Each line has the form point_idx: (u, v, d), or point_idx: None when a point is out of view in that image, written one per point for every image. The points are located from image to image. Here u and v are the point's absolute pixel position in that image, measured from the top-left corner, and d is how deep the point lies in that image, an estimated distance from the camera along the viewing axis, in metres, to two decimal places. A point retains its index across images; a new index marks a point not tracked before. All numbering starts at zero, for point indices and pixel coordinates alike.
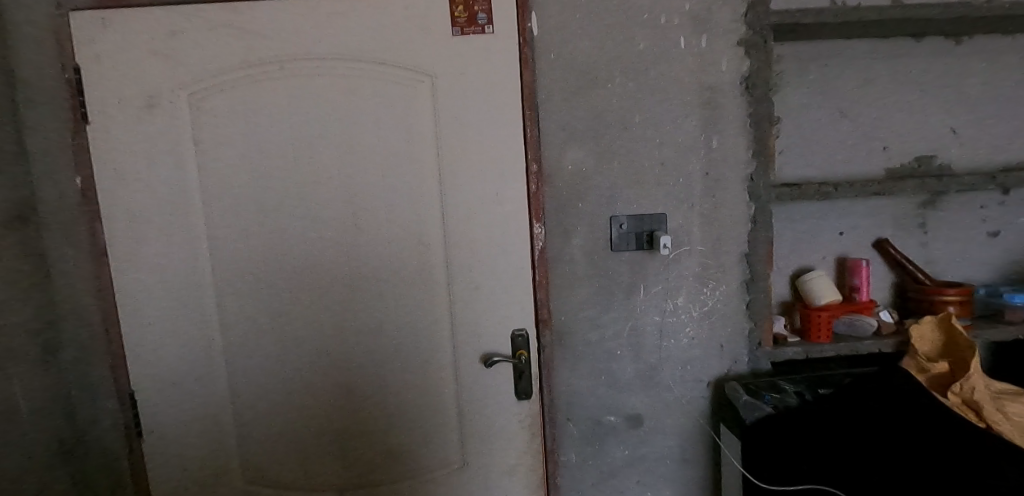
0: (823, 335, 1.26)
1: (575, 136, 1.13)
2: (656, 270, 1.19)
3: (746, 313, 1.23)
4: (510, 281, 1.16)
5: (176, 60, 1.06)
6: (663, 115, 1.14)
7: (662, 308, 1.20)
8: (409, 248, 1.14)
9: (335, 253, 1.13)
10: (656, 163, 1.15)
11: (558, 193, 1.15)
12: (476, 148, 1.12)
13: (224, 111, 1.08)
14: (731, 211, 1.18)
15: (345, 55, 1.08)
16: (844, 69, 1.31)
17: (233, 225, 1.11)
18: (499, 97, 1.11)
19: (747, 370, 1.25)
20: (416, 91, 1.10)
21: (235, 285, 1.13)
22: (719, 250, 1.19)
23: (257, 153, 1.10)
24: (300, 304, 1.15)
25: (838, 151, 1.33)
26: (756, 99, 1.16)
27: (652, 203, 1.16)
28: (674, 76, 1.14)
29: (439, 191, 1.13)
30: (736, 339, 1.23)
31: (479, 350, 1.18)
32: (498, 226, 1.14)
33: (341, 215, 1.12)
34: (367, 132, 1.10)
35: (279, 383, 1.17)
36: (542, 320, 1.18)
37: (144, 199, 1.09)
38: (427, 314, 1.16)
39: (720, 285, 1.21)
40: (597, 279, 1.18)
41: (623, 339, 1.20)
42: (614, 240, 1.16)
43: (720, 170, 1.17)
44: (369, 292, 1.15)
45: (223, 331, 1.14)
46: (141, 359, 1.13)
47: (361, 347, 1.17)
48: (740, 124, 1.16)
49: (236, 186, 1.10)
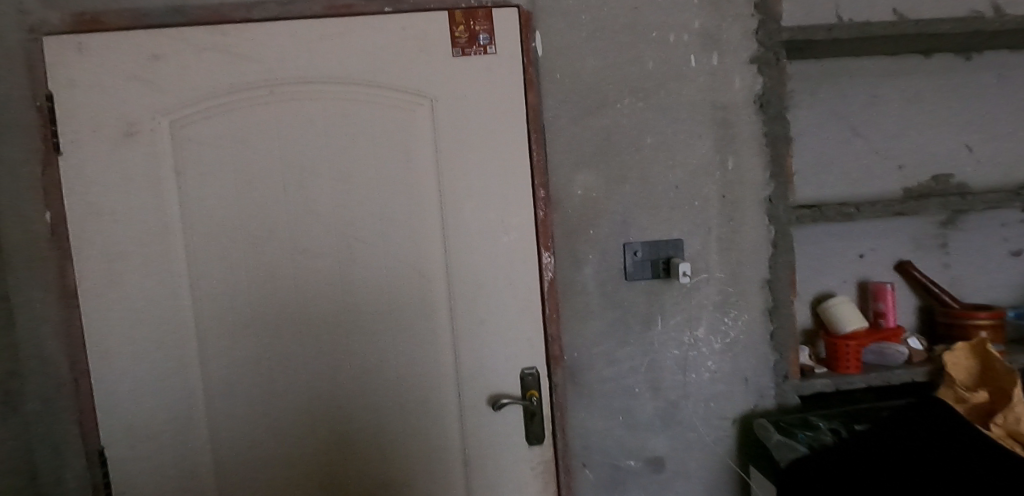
0: (851, 366, 1.18)
1: (584, 159, 1.07)
2: (674, 300, 1.11)
3: (770, 343, 1.15)
4: (519, 315, 1.07)
5: (158, 86, 0.99)
6: (676, 136, 1.09)
7: (681, 340, 1.12)
8: (409, 282, 1.06)
9: (326, 288, 1.05)
10: (670, 185, 1.09)
11: (568, 219, 1.08)
12: (479, 174, 1.05)
13: (209, 138, 1.01)
14: (751, 235, 1.12)
15: (339, 78, 1.02)
16: (857, 86, 1.27)
17: (217, 260, 1.02)
18: (503, 119, 1.04)
19: (774, 405, 1.16)
20: (415, 115, 1.04)
21: (218, 326, 1.03)
22: (740, 277, 1.12)
23: (245, 183, 1.02)
24: (290, 345, 1.05)
25: (856, 170, 1.27)
26: (771, 118, 1.11)
27: (667, 228, 1.09)
28: (686, 95, 1.08)
29: (440, 220, 1.05)
30: (761, 372, 1.15)
31: (486, 391, 1.08)
32: (504, 256, 1.06)
33: (335, 248, 1.04)
34: (363, 158, 1.03)
35: (267, 434, 1.06)
36: (554, 358, 1.09)
37: (119, 235, 1.00)
38: (429, 353, 1.07)
39: (743, 314, 1.13)
40: (612, 310, 1.10)
41: (641, 375, 1.11)
42: (628, 268, 1.09)
43: (737, 192, 1.11)
44: (364, 331, 1.06)
45: (204, 377, 1.04)
46: (112, 411, 1.02)
47: (357, 391, 1.07)
48: (757, 143, 1.11)
49: (222, 218, 1.02)
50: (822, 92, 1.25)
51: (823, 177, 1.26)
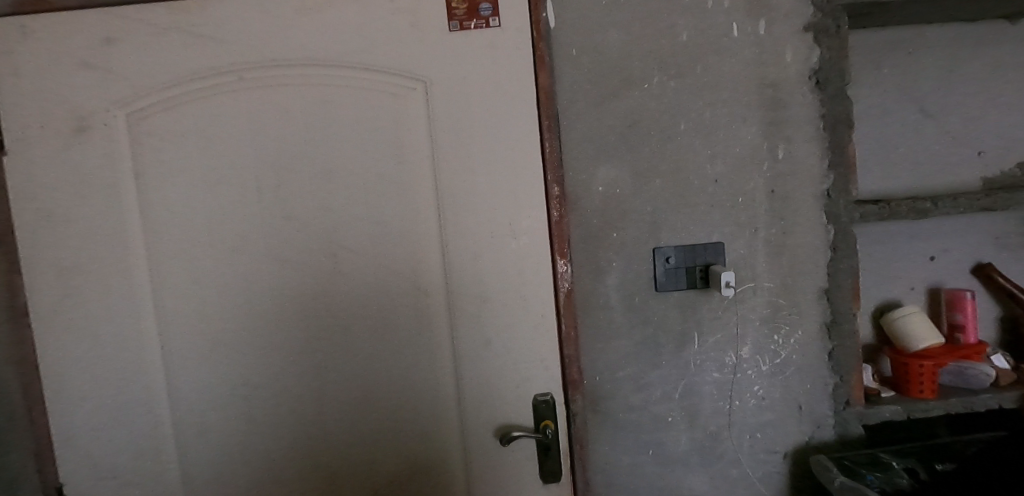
0: (925, 390, 1.00)
1: (606, 149, 0.91)
2: (714, 314, 0.94)
3: (828, 364, 0.97)
4: (531, 334, 0.92)
5: (113, 73, 0.86)
6: (716, 120, 0.91)
7: (722, 361, 0.95)
8: (403, 295, 0.91)
9: (307, 302, 0.91)
10: (709, 179, 0.92)
11: (587, 221, 0.92)
12: (483, 169, 0.89)
13: (172, 133, 0.87)
14: (806, 237, 0.94)
15: (319, 60, 0.88)
16: (931, 58, 1.07)
17: (184, 272, 0.89)
18: (510, 104, 0.89)
19: (833, 436, 0.99)
20: (406, 101, 0.89)
21: (187, 348, 0.91)
22: (792, 287, 0.95)
23: (213, 183, 0.89)
24: (268, 368, 0.92)
25: (930, 158, 1.08)
26: (830, 97, 0.93)
27: (705, 230, 0.93)
28: (727, 71, 0.91)
29: (438, 223, 0.90)
30: (817, 397, 0.98)
31: (493, 422, 0.93)
32: (512, 265, 0.90)
33: (317, 256, 0.90)
34: (346, 153, 0.89)
35: (244, 470, 0.93)
36: (572, 383, 0.93)
37: (72, 245, 0.87)
38: (427, 378, 0.93)
39: (795, 330, 0.95)
40: (640, 327, 0.93)
41: (674, 402, 0.95)
42: (659, 278, 0.92)
43: (789, 186, 0.93)
44: (352, 351, 0.92)
45: (173, 406, 0.91)
46: (70, 444, 0.90)
47: (345, 420, 0.93)
48: (812, 127, 0.93)
49: (189, 225, 0.89)
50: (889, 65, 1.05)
51: (889, 166, 1.07)
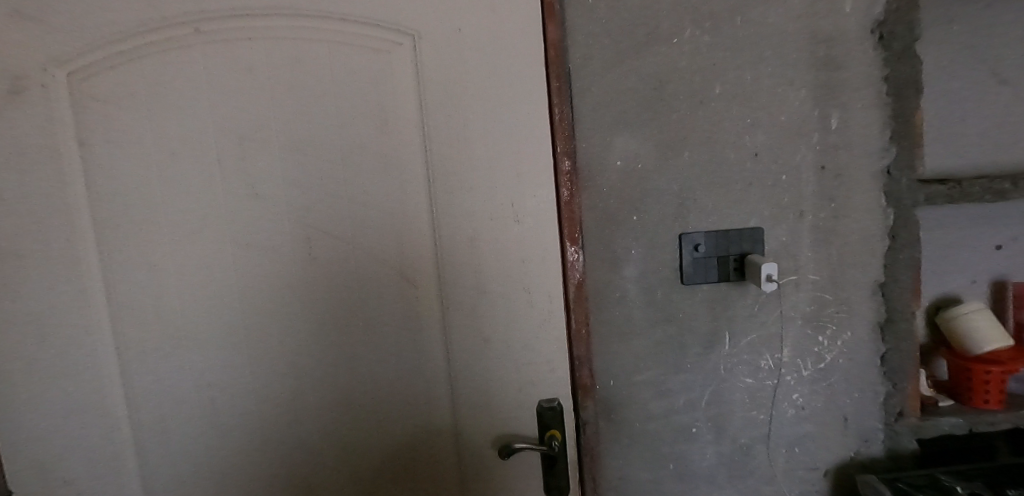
0: (993, 401, 0.87)
1: (626, 117, 0.77)
2: (749, 312, 0.81)
3: (879, 370, 0.84)
4: (537, 332, 0.79)
5: (49, 24, 0.73)
6: (757, 83, 0.77)
7: (757, 365, 0.82)
8: (387, 284, 0.79)
9: (276, 293, 0.79)
10: (748, 153, 0.78)
11: (602, 202, 0.78)
12: (480, 140, 0.76)
13: (121, 97, 0.75)
14: (860, 222, 0.80)
15: (289, 9, 0.74)
16: None
17: (139, 257, 0.78)
18: (514, 61, 0.75)
19: (881, 451, 0.86)
20: (391, 58, 0.75)
21: (145, 342, 0.80)
22: (841, 282, 0.81)
23: (169, 155, 0.76)
24: (235, 367, 0.81)
25: None
26: (896, 54, 0.78)
27: (741, 213, 0.79)
28: (772, 23, 0.76)
29: (428, 203, 0.77)
30: (865, 407, 0.85)
31: (493, 431, 0.82)
32: (515, 253, 0.77)
33: (287, 240, 0.78)
34: (321, 118, 0.76)
35: (213, 478, 0.83)
36: (582, 388, 0.81)
37: (10, 226, 0.76)
38: (417, 377, 0.81)
39: (843, 331, 0.82)
40: (662, 326, 0.81)
41: (700, 411, 0.83)
42: (685, 269, 0.79)
43: (842, 162, 0.79)
44: (329, 347, 0.80)
45: (132, 408, 0.81)
46: (17, 449, 0.80)
47: (323, 424, 0.82)
48: (873, 91, 0.78)
49: (143, 204, 0.77)
50: (971, 16, 0.88)
51: (964, 138, 0.90)
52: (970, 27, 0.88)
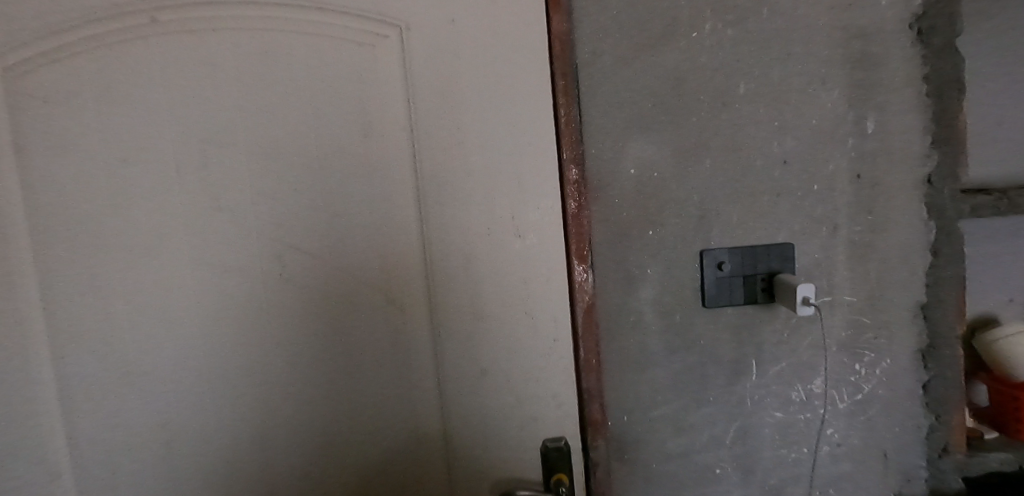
0: None
1: (641, 120, 0.69)
2: (778, 337, 0.72)
3: (922, 401, 0.75)
4: (542, 363, 0.69)
5: None
6: (786, 82, 0.69)
7: (788, 397, 0.73)
8: (372, 308, 0.69)
9: (242, 318, 0.69)
10: (777, 159, 0.70)
11: (614, 215, 0.70)
12: (477, 144, 0.67)
13: (59, 92, 0.64)
14: (901, 237, 0.72)
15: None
16: None
17: (74, 280, 0.66)
18: (515, 56, 0.66)
19: (926, 492, 0.77)
20: (377, 52, 0.66)
21: (79, 382, 0.67)
22: (880, 303, 0.73)
23: (116, 159, 0.66)
24: (192, 409, 0.69)
25: None
26: (937, 51, 0.70)
27: (769, 228, 0.70)
28: (802, 16, 0.69)
29: (418, 216, 0.68)
30: (908, 443, 0.76)
31: (492, 475, 0.72)
32: (517, 272, 0.68)
33: (255, 257, 0.68)
34: (298, 121, 0.67)
35: None
36: (591, 424, 0.72)
37: None
38: (405, 413, 0.71)
39: (881, 358, 0.74)
40: (682, 353, 0.72)
41: (724, 449, 0.74)
42: (708, 290, 0.70)
43: (880, 170, 0.71)
44: (304, 379, 0.70)
45: (64, 459, 0.68)
46: None
47: (297, 470, 0.71)
48: (913, 91, 0.70)
49: (79, 217, 0.65)
50: (1011, 12, 0.80)
51: (1005, 144, 0.82)
52: (1010, 24, 0.81)
